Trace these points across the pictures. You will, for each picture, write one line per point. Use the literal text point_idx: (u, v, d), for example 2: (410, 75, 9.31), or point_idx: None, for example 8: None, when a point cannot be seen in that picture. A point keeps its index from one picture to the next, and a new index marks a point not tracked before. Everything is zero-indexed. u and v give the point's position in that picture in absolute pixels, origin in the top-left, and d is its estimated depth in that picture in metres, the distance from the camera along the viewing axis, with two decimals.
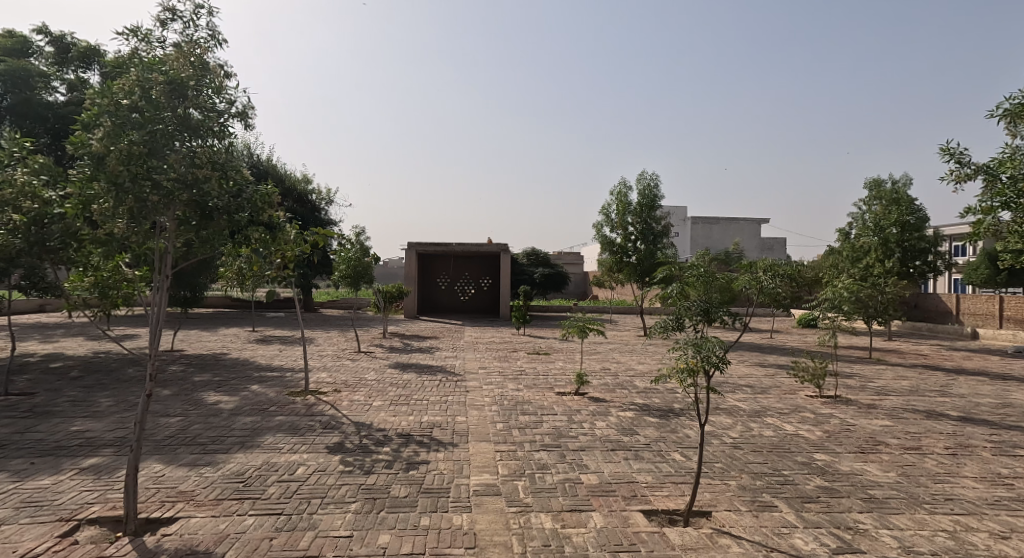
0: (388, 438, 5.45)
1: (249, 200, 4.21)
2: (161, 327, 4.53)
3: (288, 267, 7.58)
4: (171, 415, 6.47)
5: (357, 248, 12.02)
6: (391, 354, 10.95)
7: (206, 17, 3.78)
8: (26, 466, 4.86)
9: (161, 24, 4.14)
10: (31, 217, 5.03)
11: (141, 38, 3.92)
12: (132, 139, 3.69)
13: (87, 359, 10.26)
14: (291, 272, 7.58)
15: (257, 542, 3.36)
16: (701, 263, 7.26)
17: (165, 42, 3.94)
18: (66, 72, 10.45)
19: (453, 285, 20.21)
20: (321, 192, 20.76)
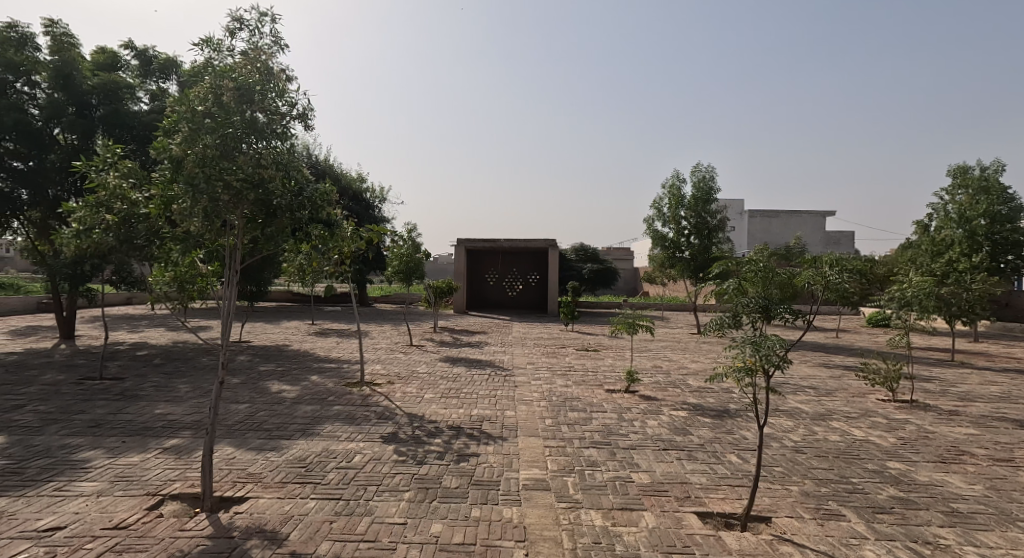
0: (440, 430, 5.57)
1: (310, 198, 4.40)
2: (231, 319, 4.81)
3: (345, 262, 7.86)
4: (240, 401, 6.87)
5: (409, 245, 12.25)
6: (441, 348, 11.18)
7: (268, 23, 3.96)
8: (119, 443, 5.30)
9: (229, 34, 4.36)
10: (120, 217, 5.46)
11: (214, 48, 4.15)
12: (206, 143, 3.93)
13: (167, 348, 11.06)
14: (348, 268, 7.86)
15: (318, 525, 3.52)
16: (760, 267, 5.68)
17: (235, 51, 4.16)
18: (149, 83, 11.18)
19: (502, 282, 20.29)
20: (375, 191, 21.44)
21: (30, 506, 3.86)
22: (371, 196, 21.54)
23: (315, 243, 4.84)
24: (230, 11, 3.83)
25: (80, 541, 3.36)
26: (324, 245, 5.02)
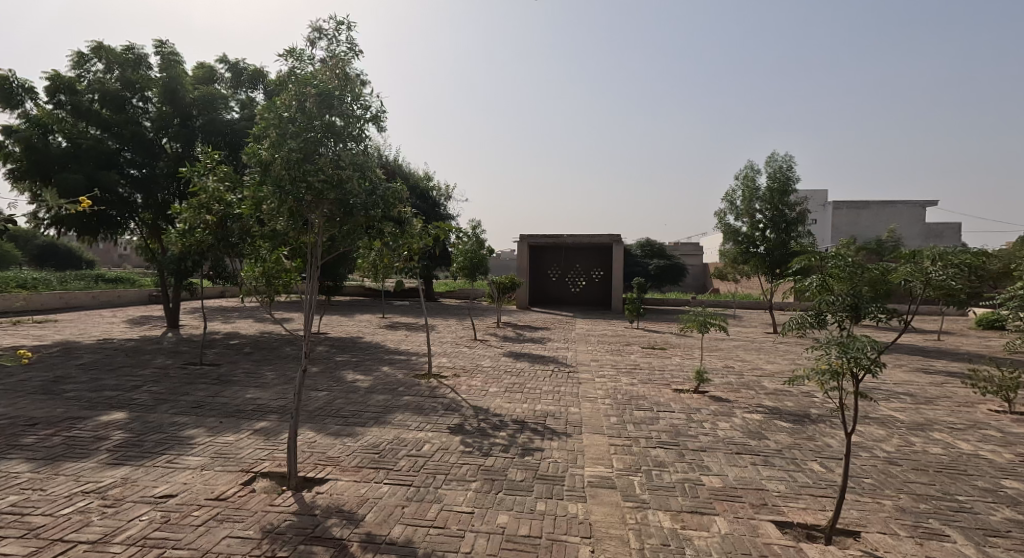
0: (504, 423, 5.70)
1: (382, 197, 4.64)
2: (312, 312, 5.16)
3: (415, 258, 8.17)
4: (319, 389, 7.34)
5: (474, 241, 12.46)
6: (505, 343, 11.35)
7: (344, 30, 4.21)
8: (217, 423, 5.84)
9: (310, 44, 4.66)
10: (216, 217, 5.99)
11: (297, 58, 4.46)
12: (291, 147, 4.24)
13: (256, 338, 11.96)
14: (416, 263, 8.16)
15: (392, 508, 3.73)
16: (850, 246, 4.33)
17: (316, 59, 4.45)
18: (240, 91, 12.04)
19: (565, 277, 20.26)
20: (441, 188, 22.00)
21: (146, 476, 4.34)
22: (438, 194, 22.10)
23: (386, 240, 5.09)
24: (310, 22, 4.12)
25: (187, 508, 3.75)
26: (395, 241, 5.27)
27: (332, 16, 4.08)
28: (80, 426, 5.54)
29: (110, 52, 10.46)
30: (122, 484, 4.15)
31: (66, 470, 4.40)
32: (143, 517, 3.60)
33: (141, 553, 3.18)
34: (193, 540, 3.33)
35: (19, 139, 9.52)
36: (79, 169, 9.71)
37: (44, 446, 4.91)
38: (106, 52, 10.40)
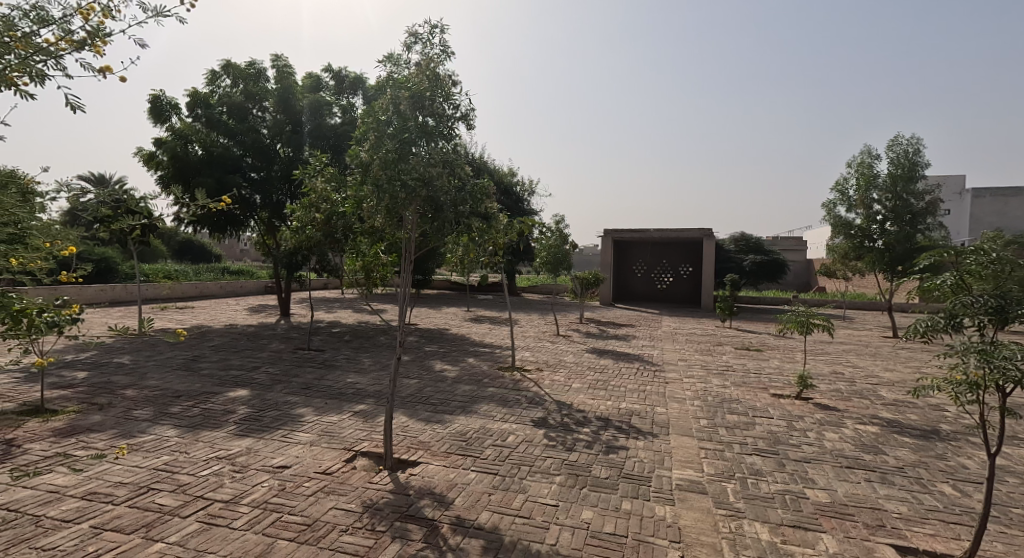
0: (588, 420, 5.77)
1: (470, 193, 4.88)
2: (406, 304, 5.52)
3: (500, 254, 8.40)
4: (411, 377, 7.81)
5: (556, 236, 12.33)
6: (589, 339, 11.36)
7: (438, 33, 4.48)
8: (322, 404, 6.42)
9: (406, 49, 4.98)
10: (323, 214, 6.57)
11: (393, 63, 4.78)
12: (388, 148, 4.58)
13: (355, 327, 12.89)
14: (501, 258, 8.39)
15: (479, 495, 3.95)
16: (999, 234, 3.42)
17: (410, 63, 4.75)
18: (343, 97, 12.92)
19: (651, 273, 19.81)
20: (524, 183, 22.26)
21: (266, 448, 4.89)
22: (522, 189, 22.38)
23: (474, 234, 5.31)
24: (406, 28, 4.44)
25: (299, 479, 4.19)
26: (482, 236, 5.49)
27: (426, 20, 4.36)
28: (212, 400, 6.32)
29: (234, 67, 11.65)
30: (248, 453, 4.71)
31: (203, 438, 5.07)
32: (264, 484, 4.09)
33: (263, 514, 3.62)
34: (305, 508, 3.72)
35: (165, 149, 10.95)
36: (211, 175, 10.99)
37: (185, 415, 5.66)
38: (231, 68, 11.60)
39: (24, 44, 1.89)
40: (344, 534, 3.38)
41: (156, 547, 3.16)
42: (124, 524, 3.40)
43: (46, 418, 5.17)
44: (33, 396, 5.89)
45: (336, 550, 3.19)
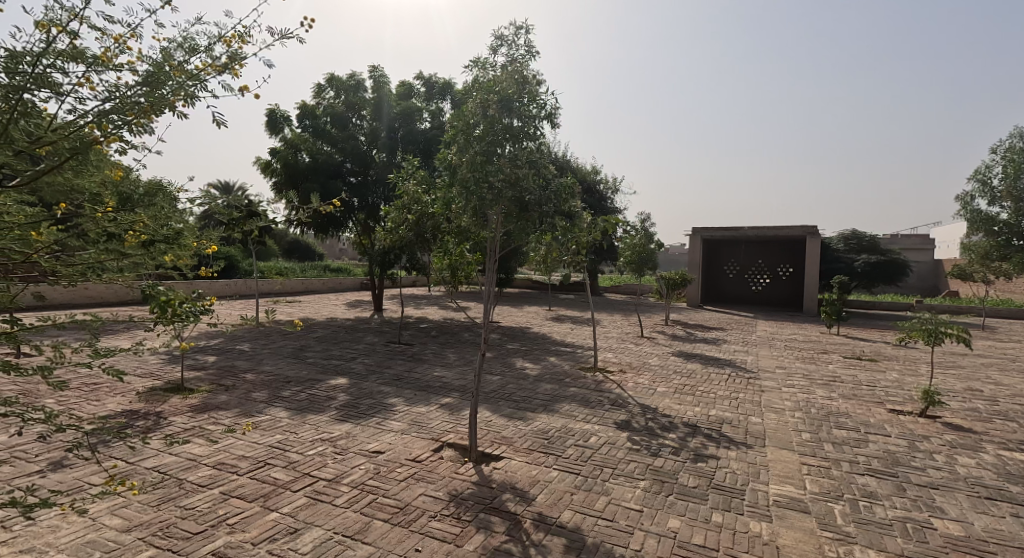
0: (674, 425, 5.63)
1: (554, 191, 4.94)
2: (490, 301, 5.70)
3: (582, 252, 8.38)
4: (494, 373, 8.02)
5: (641, 234, 12.03)
6: (674, 342, 11.03)
7: (523, 33, 4.59)
8: (411, 395, 6.78)
9: (493, 52, 5.13)
10: (414, 215, 6.92)
11: (480, 66, 4.93)
12: (476, 150, 4.76)
13: (442, 323, 13.41)
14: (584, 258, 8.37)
15: (561, 493, 4.01)
16: None
17: (498, 65, 4.88)
18: (432, 103, 13.48)
19: (744, 274, 18.82)
20: (608, 180, 21.95)
21: (363, 433, 5.26)
22: (605, 187, 22.09)
23: (558, 233, 5.37)
24: (493, 31, 4.59)
25: (392, 464, 4.49)
26: (565, 235, 5.54)
27: (513, 22, 4.49)
28: (316, 387, 6.87)
29: (337, 80, 12.55)
30: (347, 437, 5.10)
31: (309, 420, 5.55)
32: (361, 467, 4.41)
33: (361, 494, 3.92)
34: (398, 492, 3.98)
35: (278, 158, 12.03)
36: (315, 180, 11.94)
37: (294, 399, 6.23)
38: (334, 81, 12.51)
39: (180, 72, 2.07)
40: (432, 520, 3.58)
41: (272, 516, 3.53)
42: (246, 493, 3.83)
43: (183, 395, 5.92)
44: (173, 375, 6.74)
45: (425, 534, 3.39)
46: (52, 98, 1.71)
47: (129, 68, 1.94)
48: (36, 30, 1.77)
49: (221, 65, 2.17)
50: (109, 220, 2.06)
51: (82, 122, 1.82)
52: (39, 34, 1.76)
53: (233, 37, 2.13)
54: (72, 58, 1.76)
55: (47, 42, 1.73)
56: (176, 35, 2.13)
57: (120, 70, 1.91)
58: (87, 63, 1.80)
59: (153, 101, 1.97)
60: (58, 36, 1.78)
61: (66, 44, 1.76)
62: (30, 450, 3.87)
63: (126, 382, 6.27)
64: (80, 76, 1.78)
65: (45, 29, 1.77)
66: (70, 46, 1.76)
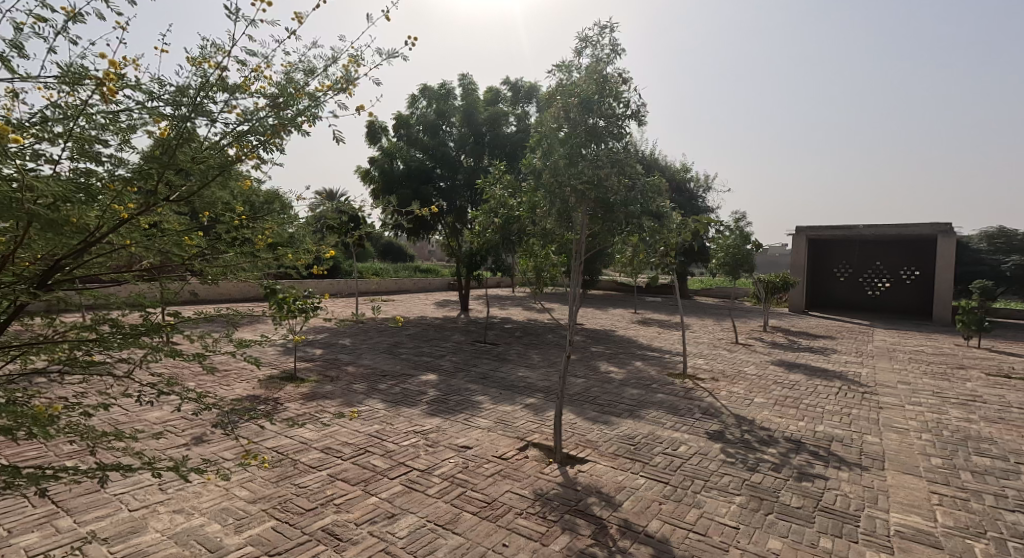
0: (774, 439, 5.33)
1: (641, 191, 4.87)
2: (575, 304, 5.70)
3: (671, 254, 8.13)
4: (578, 376, 8.01)
5: (737, 235, 11.38)
6: (774, 350, 10.38)
7: (608, 33, 4.57)
8: (497, 394, 6.95)
9: (576, 55, 5.14)
10: (501, 218, 7.07)
11: (565, 70, 4.96)
12: (559, 153, 4.80)
13: (526, 324, 13.56)
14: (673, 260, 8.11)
15: (649, 502, 3.94)
16: None
17: (582, 67, 4.88)
18: (518, 107, 13.67)
19: (858, 277, 17.33)
20: (700, 178, 21.06)
21: (452, 428, 5.48)
22: (696, 185, 21.20)
23: (644, 235, 5.26)
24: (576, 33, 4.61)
25: (479, 460, 4.64)
26: (652, 237, 5.41)
27: (597, 22, 4.49)
28: (409, 381, 7.24)
29: (429, 90, 13.12)
30: (438, 430, 5.34)
31: (402, 412, 5.87)
32: (451, 460, 4.61)
33: (451, 487, 4.09)
34: (486, 487, 4.12)
35: (376, 166, 12.80)
36: (409, 186, 12.60)
37: (389, 392, 6.61)
38: (427, 91, 13.08)
39: (303, 94, 2.30)
40: (518, 517, 3.67)
41: (372, 500, 3.79)
42: (349, 476, 4.14)
43: (296, 383, 6.49)
44: (286, 365, 7.40)
45: (512, 530, 3.48)
46: (207, 124, 1.97)
47: (263, 93, 2.18)
48: (192, 66, 2.05)
49: (337, 86, 2.37)
50: (246, 228, 2.35)
51: (227, 143, 2.08)
52: (195, 69, 2.03)
53: (347, 59, 2.32)
54: (221, 88, 2.02)
55: (202, 77, 2.01)
56: (299, 58, 2.34)
57: (256, 96, 2.16)
58: (231, 92, 2.06)
59: (283, 121, 2.21)
60: (210, 70, 2.05)
61: (216, 76, 2.03)
62: (177, 425, 4.44)
63: (249, 370, 6.98)
64: (227, 103, 2.04)
65: (199, 65, 2.05)
66: (219, 78, 2.02)
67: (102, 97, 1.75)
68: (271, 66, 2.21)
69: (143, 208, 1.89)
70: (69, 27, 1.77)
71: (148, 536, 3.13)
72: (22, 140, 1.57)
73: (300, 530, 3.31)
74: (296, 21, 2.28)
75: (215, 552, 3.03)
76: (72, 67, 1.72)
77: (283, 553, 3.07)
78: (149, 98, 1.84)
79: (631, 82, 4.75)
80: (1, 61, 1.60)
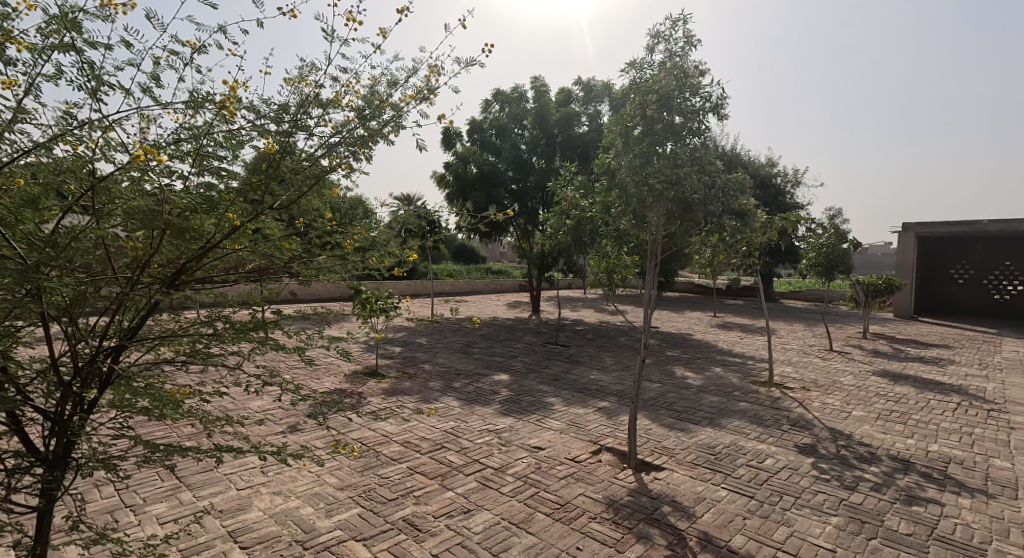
0: (876, 457, 4.92)
1: (721, 190, 4.67)
2: (650, 307, 5.55)
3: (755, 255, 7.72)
4: (653, 381, 7.80)
5: (832, 233, 10.58)
6: (874, 359, 9.56)
7: (682, 26, 4.44)
8: (570, 396, 6.92)
9: (650, 50, 5.02)
10: (575, 219, 7.02)
11: (639, 67, 4.86)
12: (635, 153, 4.70)
13: (599, 326, 13.39)
14: (757, 261, 7.70)
15: (732, 516, 3.77)
16: None
17: (656, 63, 4.75)
18: (590, 106, 13.52)
19: (979, 279, 15.63)
20: (787, 173, 19.84)
21: (525, 428, 5.51)
22: (783, 181, 20.01)
23: (725, 235, 5.02)
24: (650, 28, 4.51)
25: (552, 461, 4.64)
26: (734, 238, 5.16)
27: (669, 15, 4.37)
28: (482, 381, 7.36)
29: (502, 94, 13.29)
30: (511, 430, 5.39)
31: (477, 411, 5.98)
32: (524, 460, 4.64)
33: (525, 486, 4.12)
34: (559, 489, 4.10)
35: (451, 170, 13.15)
36: (483, 190, 12.85)
37: (464, 390, 6.76)
38: (500, 95, 13.26)
39: (387, 104, 2.40)
40: (593, 521, 3.63)
41: (448, 495, 3.89)
42: (427, 470, 4.28)
43: (377, 379, 6.80)
44: (368, 362, 7.76)
45: (586, 534, 3.45)
46: (306, 138, 2.12)
47: (352, 106, 2.30)
48: (292, 85, 2.21)
49: (419, 95, 2.46)
50: (336, 233, 2.50)
51: (323, 154, 2.22)
52: (294, 87, 2.19)
53: (428, 69, 2.40)
54: (317, 104, 2.16)
55: (301, 94, 2.15)
56: (384, 71, 2.45)
57: (347, 109, 2.28)
58: (325, 107, 2.19)
59: (371, 132, 2.32)
60: (306, 88, 2.20)
61: (313, 93, 2.17)
62: (274, 415, 4.79)
63: (336, 365, 7.40)
64: (322, 118, 2.18)
65: (298, 84, 2.20)
66: (315, 95, 2.16)
67: (220, 118, 1.92)
68: (360, 80, 2.33)
69: (252, 216, 2.05)
70: (194, 57, 1.96)
71: (252, 513, 3.40)
72: (157, 159, 1.77)
73: (383, 518, 3.46)
74: (382, 36, 2.39)
75: (309, 533, 3.23)
76: (197, 93, 1.90)
77: (368, 539, 3.23)
78: (257, 116, 2.01)
79: (709, 74, 4.56)
80: (142, 91, 1.81)
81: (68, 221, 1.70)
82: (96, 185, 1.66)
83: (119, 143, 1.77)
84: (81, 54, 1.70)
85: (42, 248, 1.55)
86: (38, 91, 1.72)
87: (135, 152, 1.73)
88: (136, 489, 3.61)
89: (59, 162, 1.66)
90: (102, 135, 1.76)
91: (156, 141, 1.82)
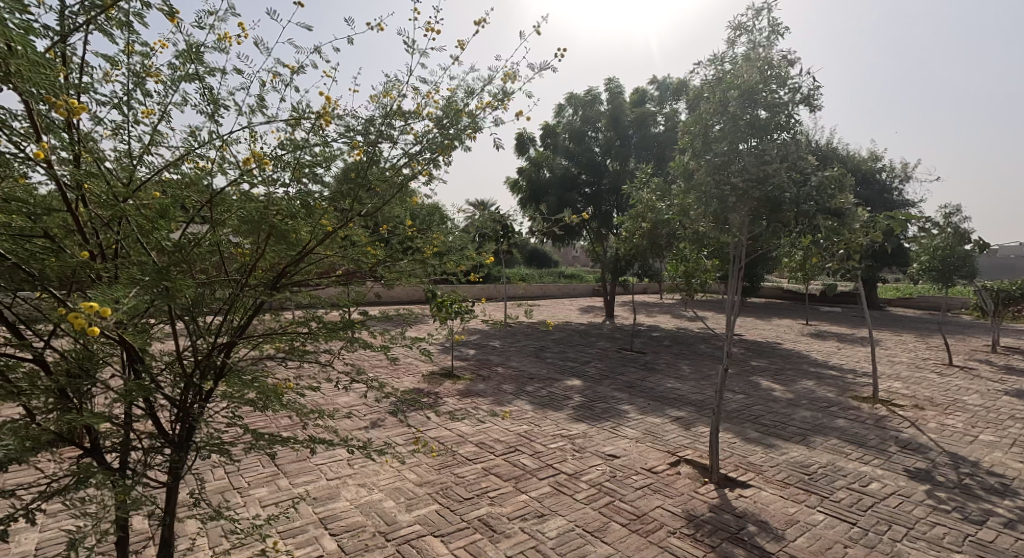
0: (1006, 489, 4.34)
1: (817, 186, 4.25)
2: (733, 314, 5.22)
3: (853, 259, 7.08)
4: (737, 392, 7.38)
5: (949, 234, 9.50)
6: (1003, 377, 8.48)
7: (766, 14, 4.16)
8: (646, 404, 6.68)
9: (731, 44, 4.77)
10: (651, 222, 6.78)
11: (718, 61, 4.61)
12: (717, 151, 4.45)
13: (677, 332, 12.89)
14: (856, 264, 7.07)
15: (830, 543, 3.46)
16: None
17: (737, 56, 4.49)
18: (666, 105, 13.05)
19: None
20: (893, 167, 18.14)
21: (599, 435, 5.37)
22: (888, 175, 18.32)
23: (818, 237, 4.60)
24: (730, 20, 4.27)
25: (628, 471, 4.48)
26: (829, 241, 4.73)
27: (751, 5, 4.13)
28: (555, 385, 7.29)
29: (576, 97, 13.16)
30: (585, 436, 5.28)
31: (550, 415, 5.93)
32: (598, 467, 4.51)
33: (599, 494, 4.00)
34: (636, 500, 3.95)
35: (525, 175, 13.21)
36: (556, 194, 12.80)
37: (537, 394, 6.72)
38: (574, 98, 13.15)
39: (464, 111, 2.39)
40: (672, 536, 3.46)
41: (522, 498, 3.85)
42: (501, 472, 4.27)
43: (452, 380, 6.93)
44: (443, 363, 7.93)
45: (666, 549, 3.30)
46: (391, 146, 2.16)
47: (431, 116, 2.31)
48: (378, 99, 2.27)
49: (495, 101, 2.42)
50: (417, 238, 2.53)
51: (406, 163, 2.25)
52: (379, 100, 2.24)
53: (504, 74, 2.36)
54: (400, 114, 2.19)
55: (385, 107, 2.20)
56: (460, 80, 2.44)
57: (427, 117, 2.30)
58: (407, 117, 2.22)
59: (449, 139, 2.33)
60: (390, 101, 2.24)
61: (396, 105, 2.21)
62: (357, 411, 4.99)
63: (415, 365, 7.62)
64: (405, 127, 2.21)
65: (383, 97, 2.25)
66: (398, 106, 2.20)
67: (316, 131, 2.00)
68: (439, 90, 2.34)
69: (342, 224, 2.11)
70: (294, 78, 2.07)
71: (341, 503, 3.54)
72: (263, 169, 1.87)
73: (459, 516, 3.49)
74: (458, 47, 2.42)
75: (390, 525, 3.31)
76: (297, 109, 2.00)
77: (446, 535, 3.26)
78: (348, 128, 2.08)
79: (799, 63, 4.25)
80: (252, 111, 1.93)
81: (191, 230, 1.84)
82: (213, 198, 1.80)
83: (233, 159, 1.90)
84: (202, 82, 1.84)
85: (171, 252, 1.68)
86: (169, 117, 1.88)
87: (243, 163, 1.84)
88: (242, 472, 3.88)
89: (185, 179, 1.81)
90: (219, 153, 1.90)
91: (262, 155, 1.93)
